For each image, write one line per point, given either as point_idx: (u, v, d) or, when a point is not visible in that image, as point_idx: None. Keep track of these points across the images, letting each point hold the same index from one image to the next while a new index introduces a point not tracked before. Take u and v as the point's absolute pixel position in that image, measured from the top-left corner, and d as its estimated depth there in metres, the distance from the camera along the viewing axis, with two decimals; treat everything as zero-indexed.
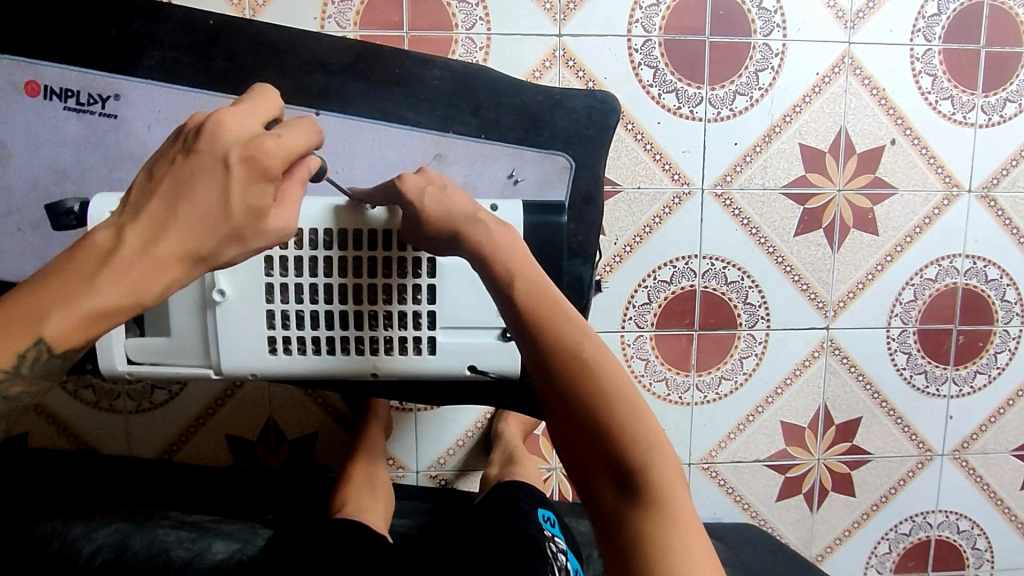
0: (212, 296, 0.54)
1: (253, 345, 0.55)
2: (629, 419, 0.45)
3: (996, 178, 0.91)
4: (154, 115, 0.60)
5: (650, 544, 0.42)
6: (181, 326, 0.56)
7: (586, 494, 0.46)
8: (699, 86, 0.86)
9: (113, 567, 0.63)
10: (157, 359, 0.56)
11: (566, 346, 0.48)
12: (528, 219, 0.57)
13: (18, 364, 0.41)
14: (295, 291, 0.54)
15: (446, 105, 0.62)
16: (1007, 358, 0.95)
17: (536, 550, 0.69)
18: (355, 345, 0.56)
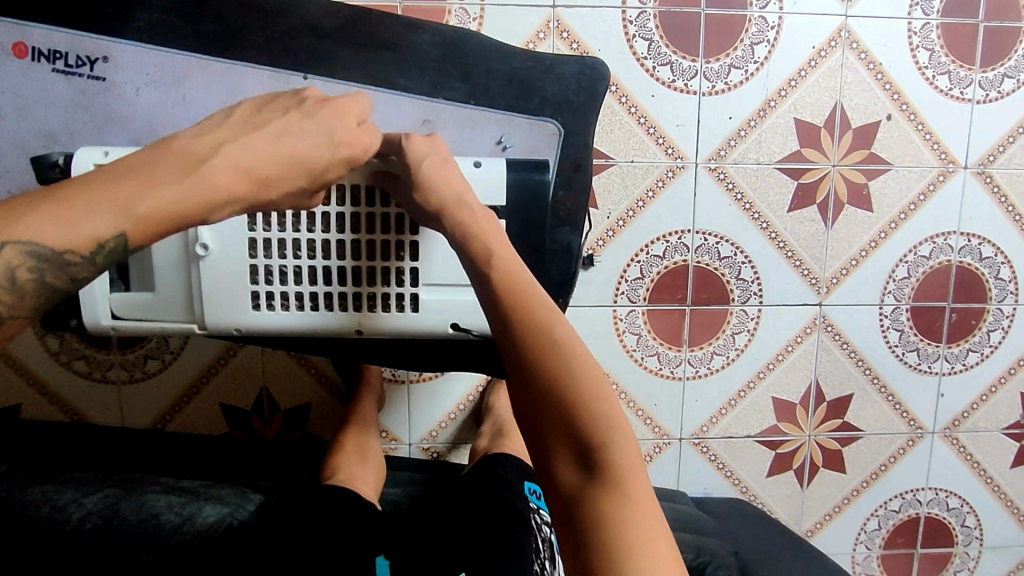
0: (195, 250, 0.54)
1: (237, 300, 0.55)
2: (594, 403, 0.48)
3: (993, 154, 0.91)
4: (143, 78, 0.60)
5: (606, 522, 0.46)
6: (166, 283, 0.56)
7: (547, 474, 0.49)
8: (694, 59, 0.85)
9: (103, 534, 0.65)
10: (141, 315, 0.57)
11: (539, 330, 0.50)
12: (511, 176, 0.57)
13: (94, 252, 0.41)
14: (279, 247, 0.55)
15: (436, 70, 0.61)
16: (1000, 336, 0.95)
17: (519, 522, 0.71)
18: (339, 302, 0.56)
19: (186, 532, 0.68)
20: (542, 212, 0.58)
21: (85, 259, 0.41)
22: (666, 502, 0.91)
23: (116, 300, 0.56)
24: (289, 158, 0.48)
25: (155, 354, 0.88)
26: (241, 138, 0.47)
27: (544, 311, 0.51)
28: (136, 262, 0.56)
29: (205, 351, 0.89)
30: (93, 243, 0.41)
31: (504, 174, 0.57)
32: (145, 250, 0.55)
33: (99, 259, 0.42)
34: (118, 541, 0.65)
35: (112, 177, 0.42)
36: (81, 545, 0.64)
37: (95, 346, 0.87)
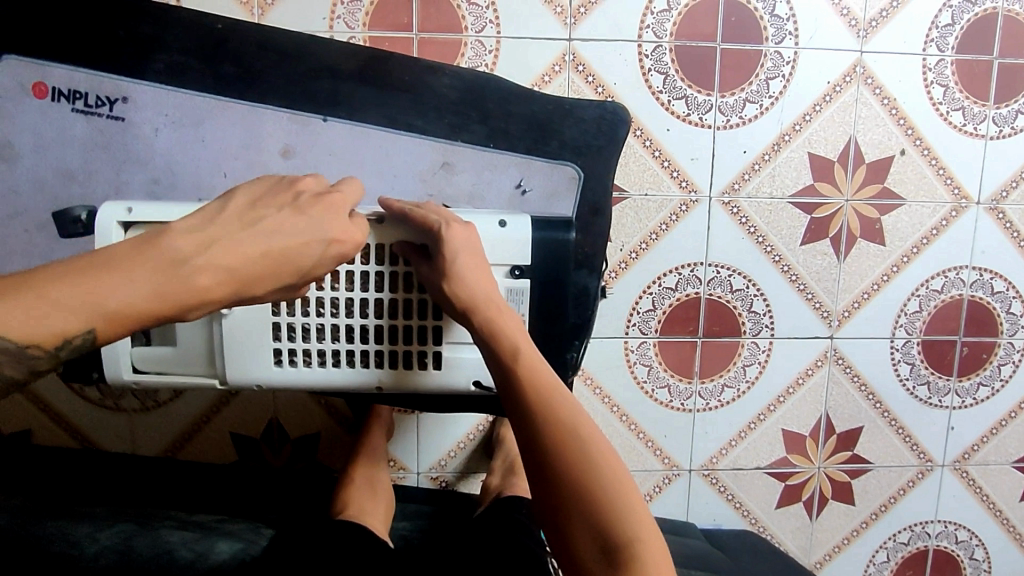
0: (218, 308, 0.54)
1: (259, 356, 0.55)
2: (613, 491, 0.48)
3: (1005, 190, 0.91)
4: (160, 119, 0.60)
5: None
6: (188, 337, 0.56)
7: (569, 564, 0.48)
8: (709, 93, 0.85)
9: (119, 567, 0.64)
10: (162, 369, 0.56)
11: (553, 416, 0.50)
12: (536, 236, 0.57)
13: (57, 348, 0.39)
14: (302, 304, 0.54)
15: (455, 113, 0.61)
16: (1010, 370, 0.95)
17: (538, 565, 0.69)
18: (361, 359, 0.56)
19: (202, 567, 0.67)
20: (565, 267, 0.58)
21: (47, 354, 0.39)
22: (676, 535, 0.91)
23: (137, 354, 0.55)
24: (282, 258, 0.46)
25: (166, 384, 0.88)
26: (232, 234, 0.45)
27: (559, 396, 0.51)
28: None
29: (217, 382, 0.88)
30: (58, 340, 0.39)
31: (529, 233, 0.56)
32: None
33: (61, 354, 0.40)
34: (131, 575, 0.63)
35: (83, 274, 0.40)
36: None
37: None
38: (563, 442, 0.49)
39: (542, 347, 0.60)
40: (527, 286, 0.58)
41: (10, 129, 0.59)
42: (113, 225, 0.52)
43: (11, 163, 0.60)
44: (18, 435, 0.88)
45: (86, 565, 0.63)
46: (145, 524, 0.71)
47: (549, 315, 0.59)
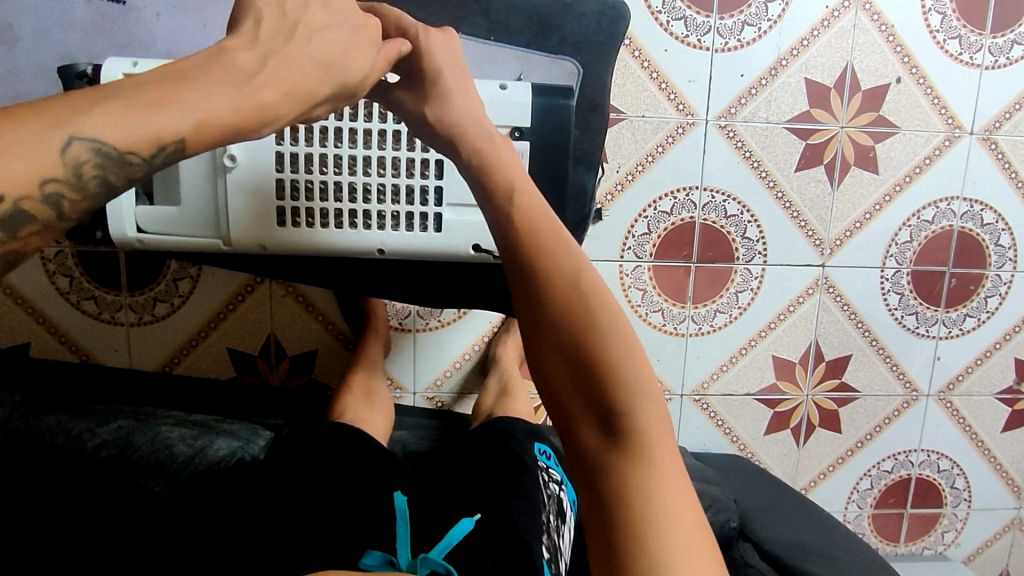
0: (223, 162, 0.57)
1: (264, 214, 0.58)
2: (616, 357, 0.47)
3: (998, 121, 0.92)
4: (162, 3, 0.60)
5: (629, 493, 0.44)
6: (192, 197, 0.58)
7: (567, 435, 0.47)
8: (708, 15, 0.85)
9: (118, 463, 0.67)
10: (167, 229, 0.59)
11: (564, 281, 0.48)
12: (536, 100, 0.59)
13: (153, 155, 0.40)
14: (306, 162, 0.57)
15: (456, 5, 0.61)
16: (997, 302, 0.97)
17: (529, 473, 0.73)
18: (363, 220, 0.59)
19: (199, 465, 0.69)
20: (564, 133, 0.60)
21: (142, 162, 0.40)
22: None
23: (143, 213, 0.58)
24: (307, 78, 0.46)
25: (164, 297, 0.88)
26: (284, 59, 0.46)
27: (567, 260, 0.49)
28: (163, 174, 0.58)
29: (214, 294, 0.89)
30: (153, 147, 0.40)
31: (529, 97, 0.58)
32: (172, 163, 0.58)
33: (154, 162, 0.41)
34: (129, 471, 0.67)
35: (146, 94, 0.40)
36: (93, 475, 0.66)
37: (105, 287, 0.87)
38: (571, 311, 0.47)
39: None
40: (527, 149, 0.60)
41: (11, 11, 0.59)
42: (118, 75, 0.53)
43: (11, 47, 0.60)
44: (17, 348, 0.88)
45: (86, 459, 0.67)
46: (144, 420, 0.73)
47: (549, 185, 0.61)
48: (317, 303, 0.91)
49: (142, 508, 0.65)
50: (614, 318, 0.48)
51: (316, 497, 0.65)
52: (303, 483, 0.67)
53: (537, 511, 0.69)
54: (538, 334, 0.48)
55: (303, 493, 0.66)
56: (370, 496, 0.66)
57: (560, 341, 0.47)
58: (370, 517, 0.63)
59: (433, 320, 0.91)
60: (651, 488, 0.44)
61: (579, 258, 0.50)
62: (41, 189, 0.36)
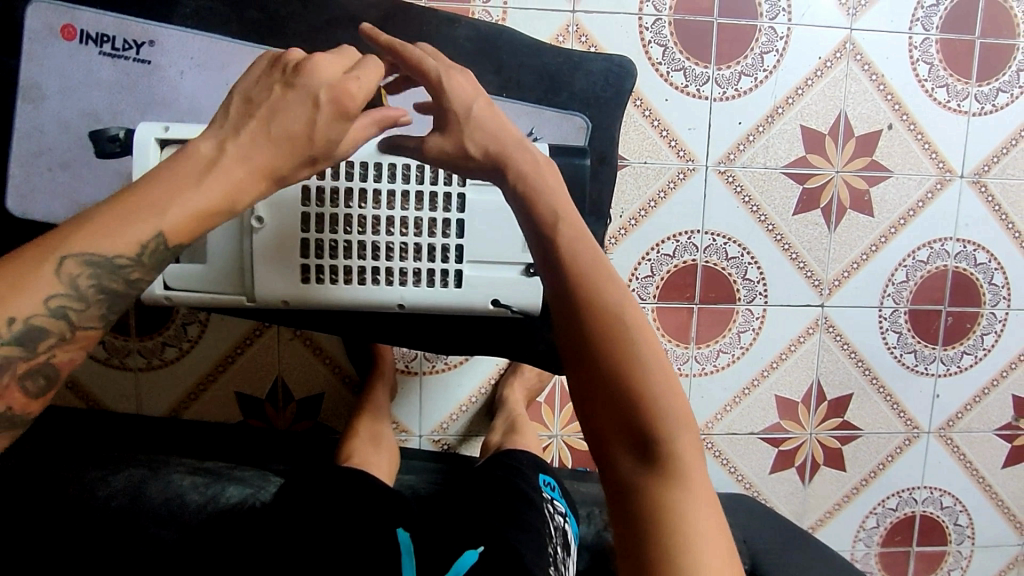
0: (251, 223, 0.58)
1: (289, 272, 0.59)
2: (657, 389, 0.47)
3: (988, 165, 0.95)
4: (187, 62, 0.61)
5: (666, 515, 0.45)
6: (218, 254, 0.59)
7: (603, 461, 0.48)
8: (707, 66, 0.89)
9: (128, 512, 0.68)
10: (194, 286, 0.60)
11: (610, 316, 0.48)
12: (552, 155, 0.60)
13: (140, 255, 0.42)
14: (330, 223, 0.59)
15: (471, 63, 0.63)
16: (993, 340, 0.99)
17: (530, 502, 0.73)
18: (385, 277, 0.60)
19: (211, 511, 0.70)
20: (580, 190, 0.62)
21: (134, 262, 0.42)
22: None
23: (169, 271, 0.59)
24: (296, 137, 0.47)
25: (173, 342, 0.89)
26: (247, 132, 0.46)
27: (613, 289, 0.49)
28: None
29: (223, 339, 0.89)
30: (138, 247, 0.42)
31: (547, 157, 0.60)
32: None
33: (146, 260, 0.42)
34: (140, 521, 0.67)
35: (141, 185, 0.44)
36: (98, 522, 0.67)
37: (114, 331, 0.88)
38: (617, 347, 0.47)
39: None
40: None
41: (36, 70, 0.59)
42: (151, 141, 0.55)
43: (37, 105, 0.60)
44: None
45: (98, 506, 0.68)
46: (156, 469, 0.73)
47: None
48: (324, 347, 0.91)
49: (145, 555, 0.66)
50: (655, 349, 0.48)
51: (323, 526, 0.64)
52: (313, 529, 0.64)
53: (544, 542, 0.69)
54: (582, 367, 0.48)
55: (309, 532, 0.64)
56: (370, 531, 0.64)
57: (604, 375, 0.47)
58: (370, 548, 0.62)
59: (440, 362, 0.92)
60: (684, 517, 0.45)
61: (624, 290, 0.49)
62: (48, 306, 0.39)
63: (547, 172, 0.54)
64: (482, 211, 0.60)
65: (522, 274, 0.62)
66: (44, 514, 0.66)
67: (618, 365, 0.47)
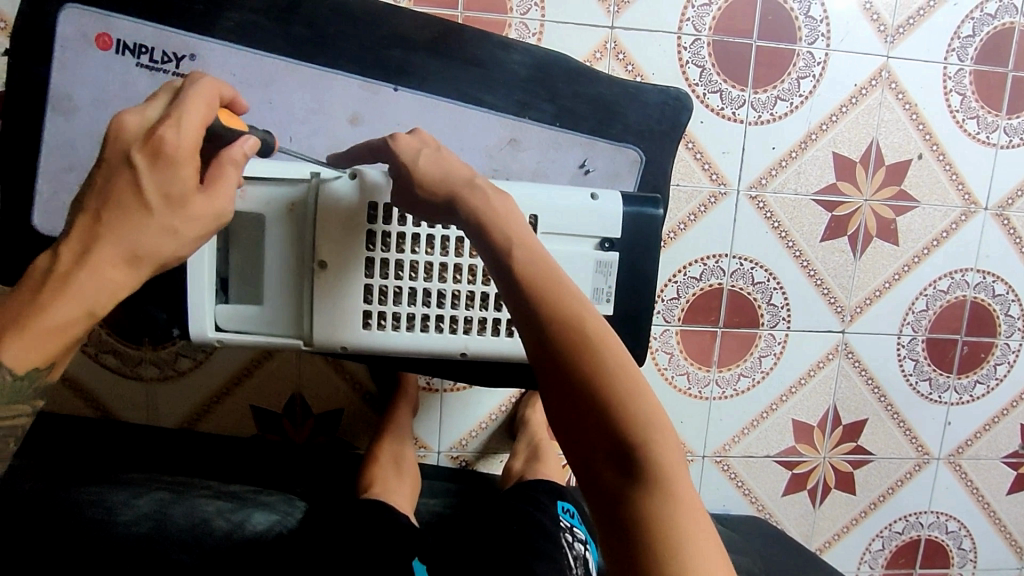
0: (312, 266, 0.57)
1: (348, 317, 0.57)
2: (629, 395, 0.43)
3: (1011, 199, 0.95)
4: (228, 78, 0.60)
5: (654, 525, 0.41)
6: (276, 296, 0.58)
7: (583, 476, 0.43)
8: (743, 88, 0.87)
9: (152, 537, 0.62)
10: (249, 328, 0.58)
11: (569, 325, 0.45)
12: (626, 211, 0.59)
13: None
14: (395, 268, 0.57)
15: (523, 90, 0.63)
16: (1005, 370, 1.00)
17: (547, 534, 0.71)
18: (449, 325, 0.58)
19: (238, 539, 0.65)
20: (653, 244, 0.60)
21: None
22: None
23: (224, 311, 0.58)
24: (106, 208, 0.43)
25: (186, 352, 0.86)
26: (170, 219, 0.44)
27: (569, 299, 0.47)
28: (247, 272, 0.58)
29: (241, 353, 0.87)
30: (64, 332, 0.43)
31: (620, 208, 0.59)
32: (257, 262, 0.58)
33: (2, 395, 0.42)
34: (160, 547, 0.62)
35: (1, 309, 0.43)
36: (118, 554, 0.60)
37: (125, 340, 0.84)
38: (587, 356, 0.44)
39: (621, 324, 0.61)
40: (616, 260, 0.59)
41: (70, 79, 0.58)
42: None
43: (68, 117, 0.59)
44: None
45: (119, 533, 0.62)
46: (180, 494, 0.70)
47: (629, 281, 0.60)
48: (349, 366, 0.89)
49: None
50: (623, 356, 0.45)
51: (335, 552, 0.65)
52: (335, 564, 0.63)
53: (563, 570, 0.67)
54: (552, 380, 0.45)
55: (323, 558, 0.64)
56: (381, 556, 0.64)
57: (572, 385, 0.44)
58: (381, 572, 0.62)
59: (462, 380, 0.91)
60: (678, 527, 0.41)
61: (582, 299, 0.47)
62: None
63: (501, 201, 0.51)
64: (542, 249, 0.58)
65: None
66: (48, 535, 0.60)
67: (587, 371, 0.44)
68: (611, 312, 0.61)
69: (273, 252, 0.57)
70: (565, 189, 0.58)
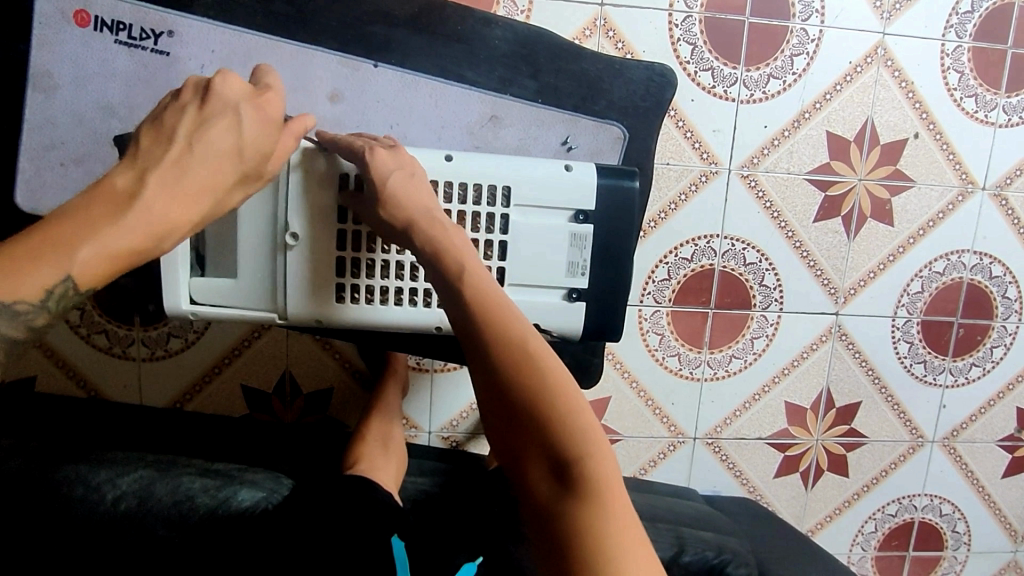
0: (285, 239, 0.56)
1: (324, 289, 0.57)
2: (566, 413, 0.45)
3: (1010, 178, 0.94)
4: (207, 55, 0.60)
5: (585, 537, 0.43)
6: (249, 270, 0.57)
7: (522, 488, 0.46)
8: (735, 66, 0.86)
9: (137, 517, 0.64)
10: (223, 302, 0.58)
11: (511, 346, 0.47)
12: (602, 182, 0.59)
13: (46, 299, 0.41)
14: (368, 241, 0.57)
15: (505, 66, 0.63)
16: (1002, 352, 0.99)
17: None
18: (423, 298, 0.58)
19: (220, 519, 0.65)
20: (630, 214, 0.60)
21: (40, 308, 0.41)
22: (679, 498, 0.94)
23: (198, 285, 0.57)
24: (206, 150, 0.48)
25: (178, 333, 0.87)
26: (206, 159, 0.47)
27: (512, 321, 0.48)
28: (219, 247, 0.58)
29: (231, 332, 0.87)
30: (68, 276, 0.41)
31: (592, 177, 0.59)
32: (231, 236, 0.57)
33: (52, 305, 0.42)
34: (147, 525, 0.64)
35: (60, 221, 0.42)
36: (104, 530, 0.63)
37: (117, 321, 0.85)
38: (529, 381, 0.46)
39: (596, 298, 0.60)
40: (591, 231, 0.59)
41: (49, 57, 0.58)
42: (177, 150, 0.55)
43: (48, 95, 0.59)
44: (22, 379, 0.86)
45: (105, 512, 0.64)
46: (166, 470, 0.69)
47: (605, 256, 0.60)
48: (335, 343, 0.89)
49: (145, 557, 0.63)
50: (562, 377, 0.46)
51: (320, 535, 0.62)
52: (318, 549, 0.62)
53: None
54: (493, 401, 0.46)
55: (306, 544, 0.62)
56: (366, 541, 0.63)
57: (511, 403, 0.46)
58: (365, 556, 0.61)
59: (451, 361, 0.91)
60: (612, 538, 0.43)
61: (524, 322, 0.48)
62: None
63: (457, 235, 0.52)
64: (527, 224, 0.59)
65: (566, 297, 0.60)
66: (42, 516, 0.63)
67: (526, 391, 0.45)
68: (588, 286, 0.60)
69: (244, 225, 0.56)
70: (542, 161, 0.59)
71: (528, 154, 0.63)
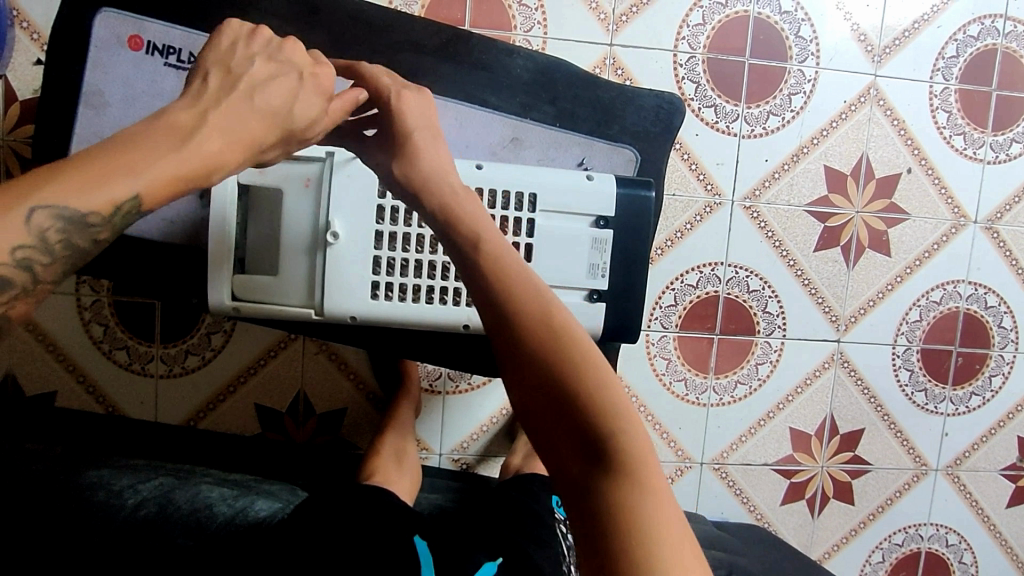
0: (326, 238, 0.61)
1: (359, 287, 0.62)
2: (595, 382, 0.42)
3: (1000, 213, 0.98)
4: None
5: (622, 515, 0.40)
6: (290, 268, 0.62)
7: (551, 464, 0.43)
8: (736, 103, 0.91)
9: (158, 519, 0.65)
10: (261, 297, 0.63)
11: (535, 314, 0.44)
12: (620, 192, 0.64)
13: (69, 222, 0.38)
14: (403, 241, 0.62)
15: (526, 93, 0.68)
16: (1000, 381, 1.02)
17: (538, 520, 0.73)
18: (453, 297, 0.63)
19: (239, 523, 0.68)
20: (645, 223, 0.65)
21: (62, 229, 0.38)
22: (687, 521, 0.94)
23: (238, 281, 0.63)
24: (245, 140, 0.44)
25: (196, 350, 0.88)
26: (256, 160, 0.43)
27: (528, 289, 0.46)
28: (264, 248, 0.63)
29: (250, 349, 0.89)
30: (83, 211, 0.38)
31: (612, 187, 0.64)
32: (273, 238, 0.63)
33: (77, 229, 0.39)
34: (165, 531, 0.63)
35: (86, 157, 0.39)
36: (120, 532, 0.62)
37: (137, 337, 0.87)
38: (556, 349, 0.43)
39: (612, 298, 0.65)
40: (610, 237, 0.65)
41: (103, 78, 0.64)
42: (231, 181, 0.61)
43: (99, 111, 0.64)
44: (41, 397, 0.87)
45: (125, 515, 0.64)
46: (184, 479, 0.73)
47: (623, 262, 0.65)
48: (350, 362, 0.91)
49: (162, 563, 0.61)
50: (584, 347, 0.44)
51: (340, 533, 0.64)
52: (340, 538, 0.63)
53: (556, 558, 0.69)
54: (516, 371, 0.43)
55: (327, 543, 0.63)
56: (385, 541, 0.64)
57: (537, 372, 0.43)
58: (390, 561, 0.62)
59: (463, 382, 0.93)
60: (650, 519, 0.40)
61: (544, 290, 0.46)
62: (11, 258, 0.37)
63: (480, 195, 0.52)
64: (545, 236, 0.63)
65: (586, 300, 0.65)
66: (57, 513, 0.62)
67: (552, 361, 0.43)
68: (607, 288, 0.65)
69: (288, 227, 0.62)
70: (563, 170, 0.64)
71: (548, 166, 0.67)
